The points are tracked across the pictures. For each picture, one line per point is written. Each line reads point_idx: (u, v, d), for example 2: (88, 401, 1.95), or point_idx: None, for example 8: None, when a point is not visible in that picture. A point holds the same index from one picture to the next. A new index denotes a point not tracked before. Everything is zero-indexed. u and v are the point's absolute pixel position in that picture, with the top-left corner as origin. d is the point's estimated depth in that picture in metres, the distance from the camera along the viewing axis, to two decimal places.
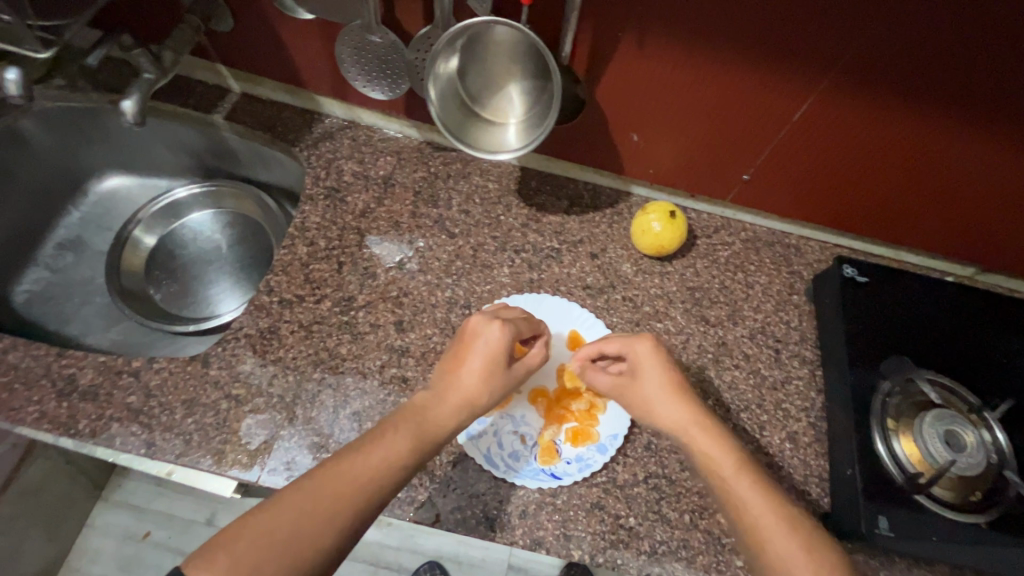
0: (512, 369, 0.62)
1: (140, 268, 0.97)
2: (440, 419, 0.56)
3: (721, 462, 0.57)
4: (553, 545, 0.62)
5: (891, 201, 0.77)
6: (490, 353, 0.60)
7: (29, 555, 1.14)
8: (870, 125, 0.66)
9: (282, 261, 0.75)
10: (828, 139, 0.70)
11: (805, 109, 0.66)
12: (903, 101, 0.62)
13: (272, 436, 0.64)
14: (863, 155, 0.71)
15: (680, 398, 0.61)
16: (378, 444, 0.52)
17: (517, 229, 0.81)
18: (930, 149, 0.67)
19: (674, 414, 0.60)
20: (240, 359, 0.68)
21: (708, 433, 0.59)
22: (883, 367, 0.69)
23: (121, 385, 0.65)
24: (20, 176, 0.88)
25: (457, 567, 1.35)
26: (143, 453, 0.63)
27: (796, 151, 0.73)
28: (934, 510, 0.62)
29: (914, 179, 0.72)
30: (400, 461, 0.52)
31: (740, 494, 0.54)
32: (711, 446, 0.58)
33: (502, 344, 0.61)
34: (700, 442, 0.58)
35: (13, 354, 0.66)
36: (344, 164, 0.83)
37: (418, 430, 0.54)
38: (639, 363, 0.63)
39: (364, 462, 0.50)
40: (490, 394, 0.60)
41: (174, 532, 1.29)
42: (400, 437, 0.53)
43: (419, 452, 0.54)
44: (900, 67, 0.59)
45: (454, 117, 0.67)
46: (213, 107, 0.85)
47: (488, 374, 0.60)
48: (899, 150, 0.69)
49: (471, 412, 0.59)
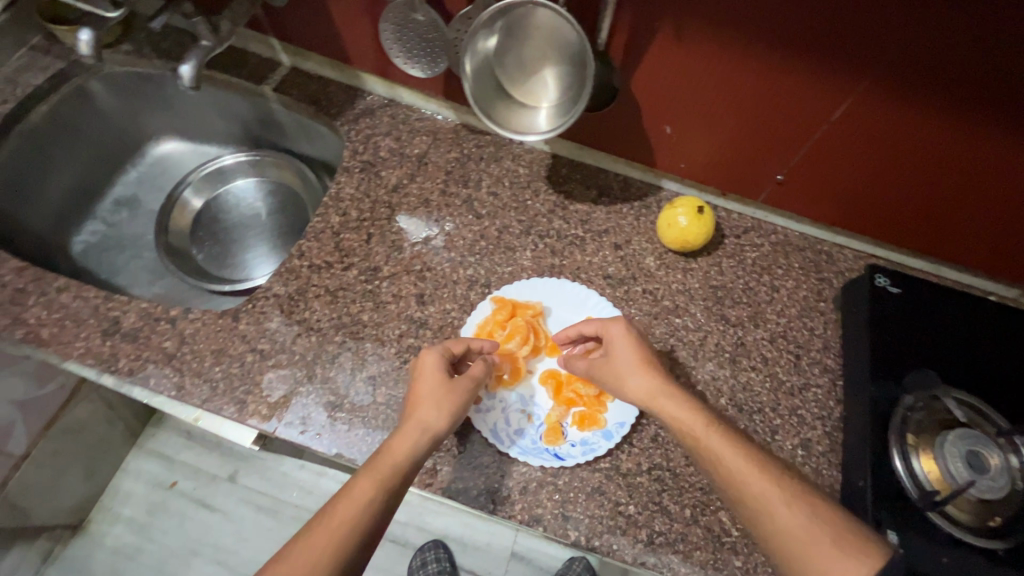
0: (460, 382, 0.63)
1: (186, 228, 1.03)
2: (397, 451, 0.57)
3: (691, 421, 0.58)
4: (551, 523, 0.63)
5: (930, 212, 0.74)
6: (432, 376, 0.62)
7: (67, 489, 1.23)
8: (907, 131, 0.64)
9: (315, 228, 0.78)
10: (863, 143, 0.68)
11: (838, 110, 0.65)
12: (944, 107, 0.60)
13: (291, 391, 0.67)
14: (899, 162, 0.69)
15: (648, 371, 0.62)
16: (344, 495, 0.53)
17: (542, 215, 0.82)
18: (973, 160, 0.65)
19: (644, 383, 0.62)
20: (269, 318, 0.72)
21: (677, 401, 0.60)
22: (908, 380, 0.67)
23: (158, 331, 0.70)
24: (84, 134, 0.94)
25: (461, 547, 1.38)
26: (173, 395, 0.67)
27: (828, 156, 0.71)
28: (949, 531, 0.60)
29: (954, 191, 0.69)
30: (369, 506, 0.52)
31: (711, 448, 0.55)
32: (687, 416, 0.58)
33: (438, 364, 0.63)
34: (671, 411, 0.59)
35: (67, 293, 0.71)
36: (381, 141, 0.86)
37: (377, 470, 0.55)
38: (613, 343, 0.66)
39: (332, 520, 0.51)
40: (443, 412, 0.60)
41: (198, 484, 1.36)
42: (363, 483, 0.54)
43: (389, 489, 0.54)
44: (943, 71, 0.57)
45: (489, 96, 0.68)
46: (263, 78, 0.89)
47: (436, 397, 0.61)
48: (938, 160, 0.66)
49: (432, 437, 0.59)
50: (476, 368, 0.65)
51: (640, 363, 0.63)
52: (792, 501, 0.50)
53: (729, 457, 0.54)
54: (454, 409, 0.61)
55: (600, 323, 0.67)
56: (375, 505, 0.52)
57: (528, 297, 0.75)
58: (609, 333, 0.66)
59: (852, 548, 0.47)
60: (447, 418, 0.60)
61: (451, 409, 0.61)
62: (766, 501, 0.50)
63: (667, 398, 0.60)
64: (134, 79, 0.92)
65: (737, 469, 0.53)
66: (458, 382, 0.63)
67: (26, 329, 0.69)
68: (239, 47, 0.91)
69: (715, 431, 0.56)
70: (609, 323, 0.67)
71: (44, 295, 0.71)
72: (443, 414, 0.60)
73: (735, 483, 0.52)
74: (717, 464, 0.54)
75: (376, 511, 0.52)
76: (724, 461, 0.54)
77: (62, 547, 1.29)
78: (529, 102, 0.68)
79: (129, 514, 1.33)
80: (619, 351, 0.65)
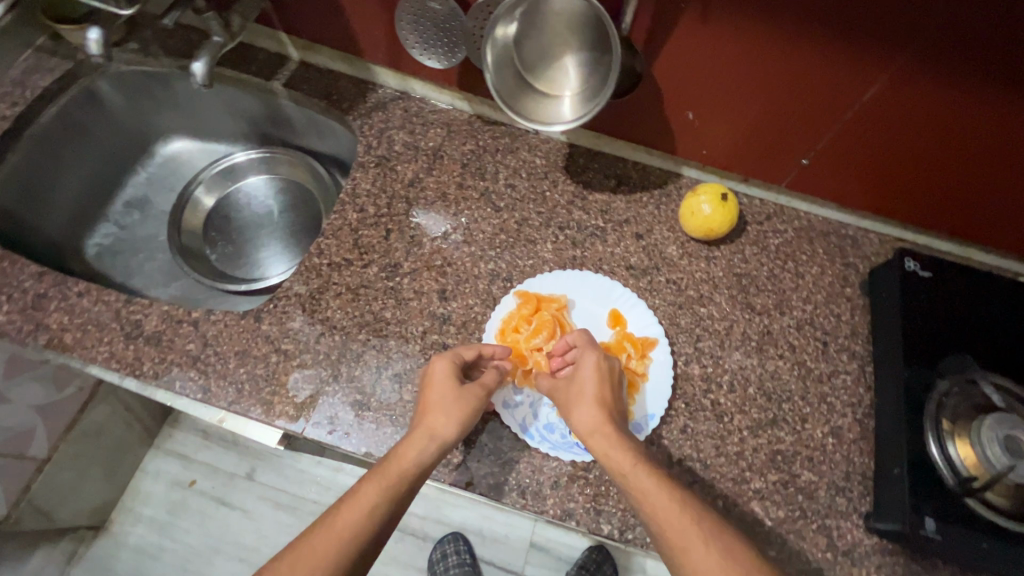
0: (470, 388, 0.63)
1: (200, 228, 1.02)
2: (405, 458, 0.57)
3: (619, 460, 0.57)
4: (583, 517, 0.63)
5: (956, 193, 0.72)
6: (442, 384, 0.62)
7: (89, 491, 1.23)
8: (933, 111, 0.63)
9: (332, 225, 0.77)
10: (886, 124, 0.66)
11: (861, 92, 0.64)
12: (972, 86, 0.58)
13: (317, 390, 0.67)
14: (924, 143, 0.67)
15: (599, 409, 0.62)
16: (349, 500, 0.54)
17: (562, 206, 0.81)
18: (1001, 139, 0.63)
19: (588, 417, 0.61)
20: (291, 317, 0.71)
21: (615, 440, 0.59)
22: (943, 365, 0.66)
23: (181, 333, 0.69)
24: (94, 136, 0.93)
25: (481, 539, 1.38)
26: (199, 398, 0.67)
27: (851, 140, 0.70)
28: (986, 516, 0.59)
29: (981, 172, 0.68)
30: (373, 510, 0.53)
31: (638, 487, 0.56)
32: (620, 457, 0.58)
33: (449, 372, 0.63)
34: (606, 449, 0.59)
35: (86, 297, 0.70)
36: (395, 135, 0.84)
37: (384, 476, 0.56)
38: (580, 368, 0.65)
39: (337, 523, 0.52)
40: (452, 419, 0.60)
41: (217, 483, 1.37)
42: (369, 488, 0.54)
43: (394, 496, 0.54)
44: (971, 48, 0.55)
45: (510, 87, 0.66)
46: (272, 74, 0.88)
47: (445, 404, 0.61)
48: (964, 140, 0.65)
49: (442, 445, 0.59)
50: (488, 377, 0.65)
51: (597, 398, 0.63)
52: (708, 538, 0.53)
53: (653, 495, 0.55)
54: (465, 417, 0.61)
55: (581, 345, 0.67)
56: (379, 512, 0.53)
57: (551, 291, 0.74)
58: (581, 358, 0.66)
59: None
60: (456, 425, 0.60)
61: (460, 415, 0.61)
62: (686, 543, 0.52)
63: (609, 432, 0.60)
64: (142, 79, 0.91)
65: (659, 507, 0.54)
66: (467, 388, 0.63)
67: (49, 334, 0.68)
68: (246, 43, 0.89)
69: (646, 472, 0.57)
70: (586, 348, 0.67)
71: (65, 299, 0.70)
72: (453, 421, 0.60)
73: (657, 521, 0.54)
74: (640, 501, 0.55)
75: (381, 517, 0.53)
76: (647, 500, 0.55)
77: (85, 548, 1.30)
78: (541, 95, 0.67)
79: (151, 513, 1.33)
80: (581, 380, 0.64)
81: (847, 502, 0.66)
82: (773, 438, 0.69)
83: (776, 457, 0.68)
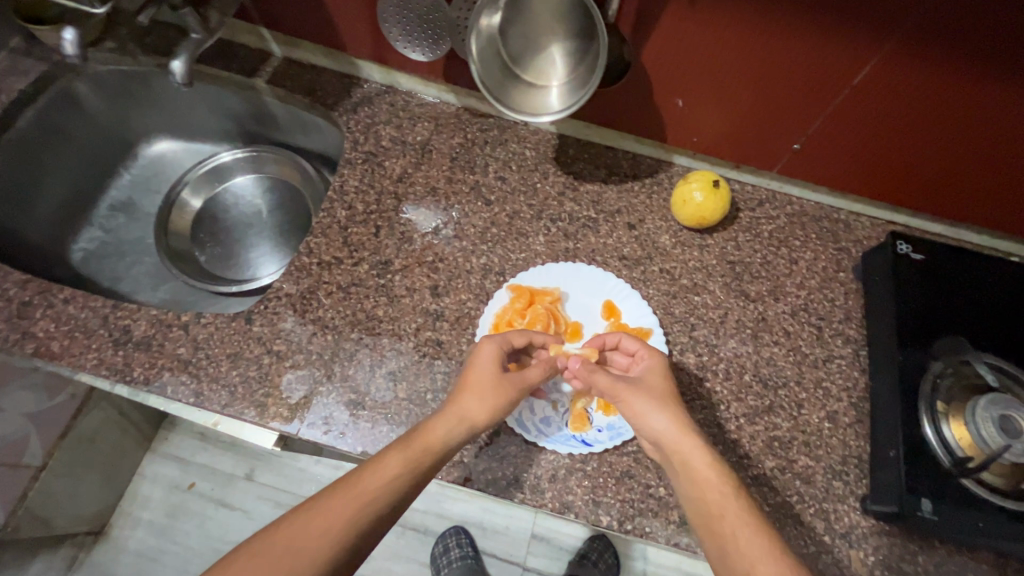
0: (509, 379, 0.62)
1: (187, 229, 1.00)
2: (433, 433, 0.56)
3: (715, 485, 0.54)
4: (582, 509, 0.63)
5: (957, 177, 0.72)
6: (488, 368, 0.62)
7: (86, 497, 1.22)
8: (930, 94, 0.62)
9: (321, 224, 0.76)
10: (881, 109, 0.66)
11: (854, 78, 0.63)
12: (968, 68, 0.58)
13: (311, 391, 0.66)
14: (923, 127, 0.67)
15: (681, 419, 0.59)
16: (374, 465, 0.53)
17: (553, 197, 0.80)
18: (1001, 120, 0.62)
19: (673, 429, 0.58)
20: (282, 318, 0.70)
21: (702, 451, 0.57)
22: (937, 347, 0.66)
23: (171, 337, 0.68)
24: (76, 139, 0.92)
25: (482, 532, 1.39)
26: (192, 402, 0.66)
27: (847, 126, 0.70)
28: (981, 495, 0.59)
29: (983, 154, 0.67)
30: (394, 480, 0.52)
31: (727, 516, 0.52)
32: (706, 470, 0.55)
33: (495, 357, 0.63)
34: (698, 462, 0.56)
35: (73, 304, 0.69)
36: (382, 130, 0.83)
37: (409, 447, 0.55)
38: (643, 370, 0.64)
39: (357, 484, 0.51)
40: (485, 406, 0.59)
41: (216, 485, 1.36)
42: (394, 457, 0.54)
43: (418, 469, 0.54)
44: (965, 29, 0.55)
45: (495, 78, 0.64)
46: (254, 71, 0.86)
47: (482, 388, 0.61)
48: (961, 122, 0.64)
49: (470, 430, 0.58)
50: (532, 372, 0.64)
51: (673, 407, 0.60)
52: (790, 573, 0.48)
53: (731, 506, 0.53)
54: (498, 406, 0.60)
55: (644, 350, 0.66)
56: (400, 483, 0.52)
57: (545, 283, 0.74)
58: (646, 360, 0.65)
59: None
60: (488, 410, 0.59)
61: (494, 401, 0.60)
62: (751, 553, 0.50)
63: (694, 440, 0.57)
64: (121, 79, 0.89)
65: (730, 516, 0.52)
66: (508, 377, 0.62)
67: (36, 342, 0.67)
68: (227, 39, 0.87)
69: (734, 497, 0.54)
70: (653, 354, 0.65)
71: (51, 307, 0.69)
72: (486, 406, 0.59)
73: (720, 531, 0.52)
74: (707, 511, 0.54)
75: (401, 489, 0.52)
76: (720, 507, 0.53)
77: (85, 553, 1.29)
78: (529, 84, 0.65)
79: (150, 517, 1.33)
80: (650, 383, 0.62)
81: (843, 487, 0.66)
82: (770, 424, 0.69)
83: (773, 444, 0.68)
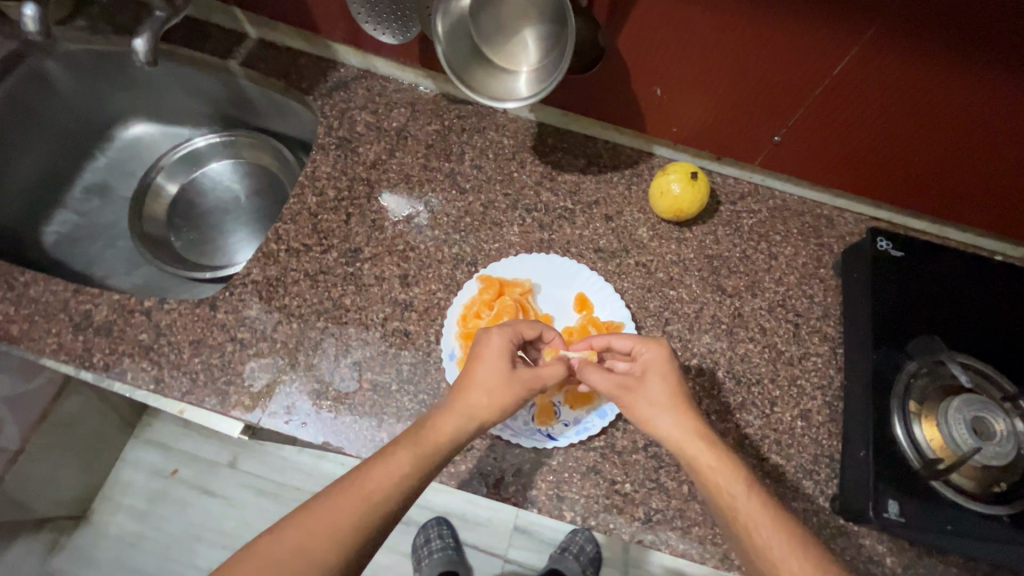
0: (522, 375, 0.59)
1: (162, 215, 0.99)
2: (442, 430, 0.54)
3: (730, 484, 0.54)
4: (545, 504, 0.62)
5: (957, 176, 0.70)
6: (496, 361, 0.59)
7: (65, 481, 1.22)
8: (929, 91, 0.60)
9: (291, 210, 0.75)
10: (881, 103, 0.63)
11: (851, 68, 0.61)
12: (972, 60, 0.55)
13: (274, 379, 0.65)
14: (926, 123, 0.64)
15: (683, 413, 0.58)
16: (380, 463, 0.51)
17: (529, 187, 0.79)
18: (1006, 118, 0.60)
19: (676, 430, 0.57)
20: (247, 305, 0.69)
21: (709, 447, 0.56)
22: (912, 347, 0.64)
23: (133, 323, 0.67)
24: (47, 121, 0.90)
25: (464, 523, 1.38)
26: (153, 388, 0.65)
27: (845, 120, 0.67)
28: (952, 499, 0.58)
29: (978, 154, 0.66)
30: (402, 478, 0.51)
31: (750, 520, 0.52)
32: (717, 467, 0.54)
33: (505, 350, 0.60)
34: (704, 459, 0.55)
35: (33, 287, 0.68)
36: (357, 115, 0.81)
37: (418, 444, 0.53)
38: (647, 369, 0.61)
39: (365, 481, 0.50)
40: (495, 402, 0.57)
41: (198, 471, 1.36)
42: (402, 454, 0.52)
43: (425, 466, 0.52)
44: (969, 21, 0.52)
45: (464, 61, 0.63)
46: (228, 52, 0.84)
47: (492, 383, 0.58)
48: (966, 119, 0.62)
49: (480, 425, 0.56)
50: (548, 370, 0.61)
51: (678, 404, 0.59)
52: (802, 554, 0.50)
53: (743, 501, 0.53)
54: (508, 402, 0.58)
55: (641, 345, 0.63)
56: (407, 481, 0.51)
57: (515, 275, 0.72)
58: (644, 354, 0.62)
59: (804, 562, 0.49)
60: (497, 408, 0.57)
61: (505, 399, 0.58)
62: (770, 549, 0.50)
63: (700, 437, 0.56)
64: (92, 59, 0.87)
65: (743, 512, 0.52)
66: (518, 374, 0.59)
67: None
68: (201, 19, 0.85)
69: (755, 496, 0.53)
70: (649, 351, 0.62)
71: (11, 290, 0.68)
72: (496, 403, 0.57)
73: (746, 533, 0.52)
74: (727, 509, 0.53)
75: (409, 487, 0.51)
76: (735, 507, 0.53)
77: (66, 537, 1.29)
78: (502, 70, 0.63)
79: (131, 503, 1.33)
80: (652, 382, 0.60)
81: (813, 486, 0.65)
82: (742, 421, 0.67)
83: (744, 442, 0.66)
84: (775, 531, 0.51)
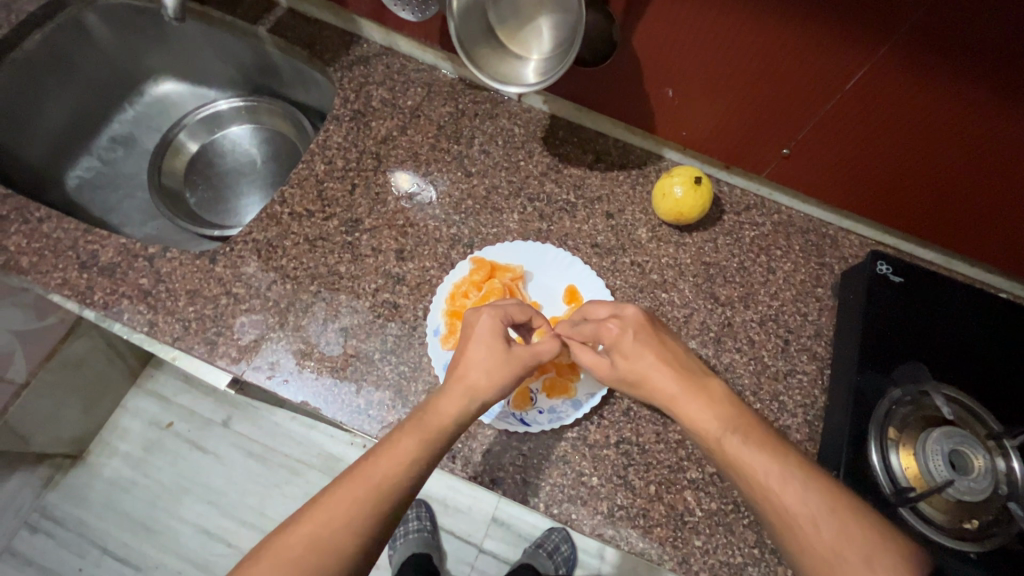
0: (516, 353, 0.59)
1: (181, 170, 1.02)
2: (442, 413, 0.55)
3: (708, 428, 0.53)
4: (511, 488, 0.63)
5: (969, 204, 0.67)
6: (486, 340, 0.59)
7: (66, 421, 1.26)
8: (943, 116, 0.59)
9: (299, 174, 0.77)
10: (896, 123, 0.62)
11: (866, 84, 0.59)
12: (991, 86, 0.54)
13: (262, 335, 0.67)
14: (939, 145, 0.62)
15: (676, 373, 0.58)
16: (384, 451, 0.51)
17: (534, 176, 0.79)
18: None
19: (667, 383, 0.56)
20: (245, 263, 0.71)
21: (703, 403, 0.55)
22: (897, 373, 0.64)
23: (136, 267, 0.70)
24: (82, 69, 0.93)
25: (444, 508, 1.39)
26: (146, 331, 0.67)
27: (857, 136, 0.66)
28: (921, 530, 0.57)
29: (992, 187, 0.64)
30: (409, 466, 0.51)
31: (742, 460, 0.51)
32: (703, 411, 0.54)
33: (494, 329, 0.60)
34: (695, 412, 0.55)
35: (48, 223, 0.71)
36: (374, 90, 0.83)
37: (423, 429, 0.53)
38: (627, 350, 0.59)
39: (376, 471, 0.50)
40: (494, 382, 0.57)
41: (193, 426, 1.40)
42: (406, 440, 0.52)
43: (432, 449, 0.52)
44: (989, 45, 0.50)
45: (478, 42, 0.64)
46: (258, 18, 0.86)
47: (487, 363, 0.58)
48: (980, 144, 0.60)
49: (481, 403, 0.56)
50: (542, 346, 0.61)
51: (673, 368, 0.58)
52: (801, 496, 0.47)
53: (732, 444, 0.51)
54: (506, 379, 0.58)
55: (615, 332, 0.60)
56: (416, 465, 0.51)
57: (509, 261, 0.73)
58: (619, 338, 0.59)
59: (802, 496, 0.47)
60: (496, 386, 0.57)
61: (501, 379, 0.58)
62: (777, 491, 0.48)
63: (693, 397, 0.56)
64: (131, 13, 0.90)
65: (732, 449, 0.51)
66: (513, 352, 0.59)
67: (7, 256, 0.69)
68: None
69: (741, 441, 0.51)
70: (625, 331, 0.59)
71: (25, 224, 0.71)
72: (493, 382, 0.57)
73: (744, 472, 0.50)
74: (710, 444, 0.53)
75: (416, 473, 0.51)
76: (737, 452, 0.51)
77: (61, 475, 1.33)
78: (514, 56, 0.65)
79: (126, 449, 1.37)
80: (632, 358, 0.58)
81: None
82: None
83: None
84: (777, 479, 0.48)
